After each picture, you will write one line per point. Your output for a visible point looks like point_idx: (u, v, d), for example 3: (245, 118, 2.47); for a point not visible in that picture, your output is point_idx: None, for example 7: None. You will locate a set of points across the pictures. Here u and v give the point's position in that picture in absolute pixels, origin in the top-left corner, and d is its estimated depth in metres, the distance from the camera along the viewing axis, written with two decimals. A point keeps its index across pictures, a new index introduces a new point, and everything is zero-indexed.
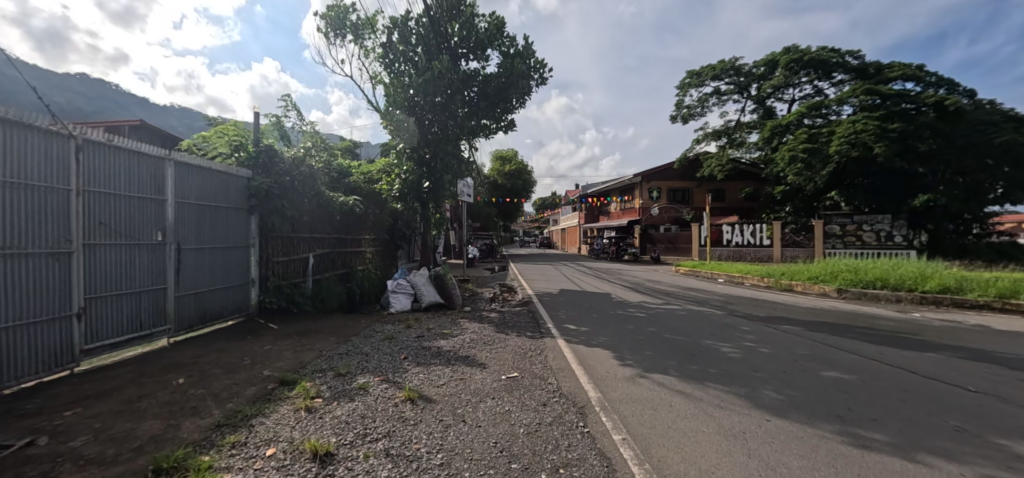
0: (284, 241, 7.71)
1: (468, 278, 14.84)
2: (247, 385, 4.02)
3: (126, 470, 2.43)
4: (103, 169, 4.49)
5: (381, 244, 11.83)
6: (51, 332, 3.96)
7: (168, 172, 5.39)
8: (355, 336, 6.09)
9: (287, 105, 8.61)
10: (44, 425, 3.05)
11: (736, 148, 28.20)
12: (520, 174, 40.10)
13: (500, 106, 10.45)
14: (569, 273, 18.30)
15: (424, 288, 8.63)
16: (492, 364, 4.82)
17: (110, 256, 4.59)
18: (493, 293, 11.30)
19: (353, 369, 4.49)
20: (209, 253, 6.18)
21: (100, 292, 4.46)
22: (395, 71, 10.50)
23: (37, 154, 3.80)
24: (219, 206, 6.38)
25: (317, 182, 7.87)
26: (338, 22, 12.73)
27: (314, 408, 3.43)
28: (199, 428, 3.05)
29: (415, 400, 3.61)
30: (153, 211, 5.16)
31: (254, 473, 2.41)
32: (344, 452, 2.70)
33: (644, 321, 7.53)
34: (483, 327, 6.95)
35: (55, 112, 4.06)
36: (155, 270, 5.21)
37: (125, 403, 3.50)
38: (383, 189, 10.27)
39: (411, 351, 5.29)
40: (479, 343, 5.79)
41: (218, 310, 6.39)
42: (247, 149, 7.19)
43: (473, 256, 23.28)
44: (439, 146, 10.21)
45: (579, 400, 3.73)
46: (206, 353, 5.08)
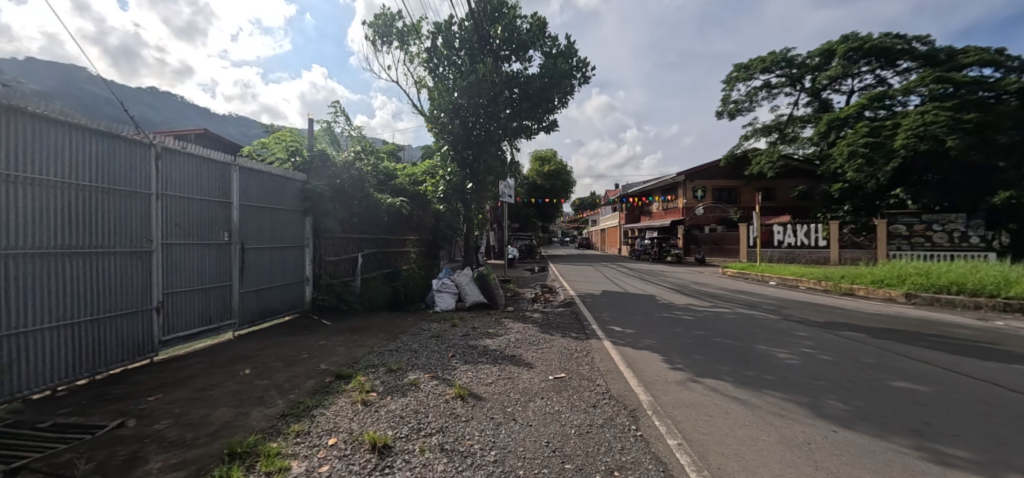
0: (335, 242, 8.07)
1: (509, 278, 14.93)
2: (306, 378, 4.23)
3: (204, 453, 2.64)
4: (178, 175, 4.88)
5: (424, 245, 12.13)
6: (134, 324, 4.34)
7: (234, 177, 5.77)
8: (404, 333, 6.29)
9: (337, 111, 8.99)
10: (131, 409, 3.35)
11: (788, 144, 26.72)
12: (559, 174, 39.68)
13: (543, 106, 10.44)
14: (610, 274, 18.11)
15: (468, 288, 8.78)
16: (539, 364, 4.82)
17: (185, 255, 4.99)
18: (535, 293, 11.34)
19: (404, 366, 4.63)
20: (269, 253, 6.56)
21: (176, 288, 4.85)
22: (439, 74, 10.73)
23: (122, 162, 4.19)
24: (278, 208, 6.75)
25: (366, 184, 8.18)
26: (384, 29, 13.16)
27: (369, 402, 3.56)
28: (266, 417, 3.25)
29: (466, 397, 3.68)
30: (220, 214, 5.55)
31: (319, 461, 2.57)
32: (400, 445, 2.79)
33: (691, 324, 7.31)
34: (527, 327, 6.97)
35: (138, 123, 4.45)
36: (223, 268, 5.59)
37: (198, 391, 3.78)
38: (428, 191, 10.59)
39: (458, 349, 5.38)
40: (525, 343, 5.81)
41: (277, 306, 6.78)
42: (302, 154, 7.61)
43: (514, 257, 23.31)
44: (482, 148, 10.24)
45: (629, 403, 3.67)
46: (266, 346, 5.40)
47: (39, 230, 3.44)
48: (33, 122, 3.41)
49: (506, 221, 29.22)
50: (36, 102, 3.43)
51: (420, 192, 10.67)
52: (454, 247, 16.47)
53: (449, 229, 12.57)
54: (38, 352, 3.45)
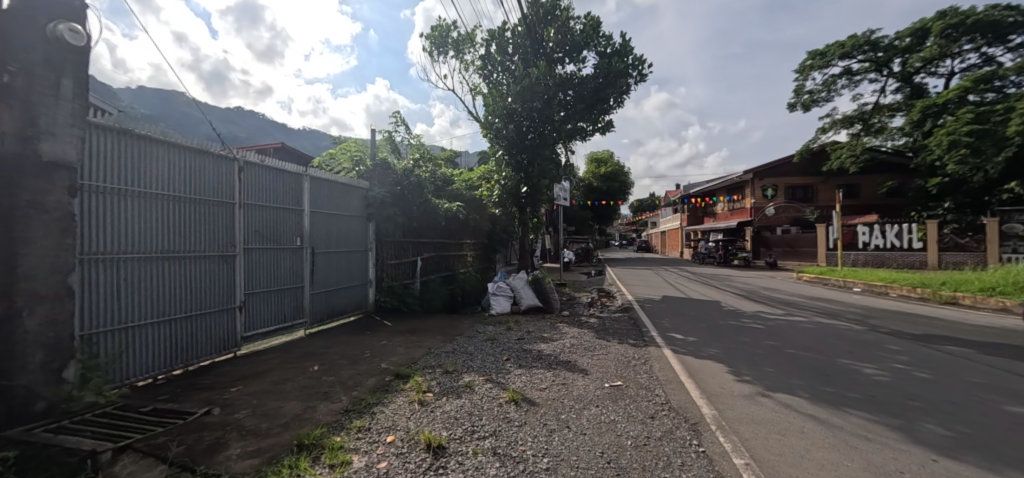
0: (396, 246, 8.45)
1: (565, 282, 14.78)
2: (368, 376, 4.44)
3: (277, 443, 2.85)
4: (257, 186, 5.34)
5: (480, 248, 12.35)
6: (221, 321, 4.81)
7: (305, 186, 6.22)
8: (460, 336, 6.43)
9: (397, 121, 9.44)
10: (217, 398, 3.70)
11: (874, 136, 24.03)
12: (616, 175, 38.74)
13: (597, 107, 10.29)
14: (671, 279, 17.38)
15: (523, 291, 8.81)
16: (594, 371, 4.70)
17: (263, 258, 5.45)
18: (591, 298, 11.14)
19: (459, 367, 4.72)
20: (336, 256, 6.98)
21: (255, 289, 5.31)
22: (493, 81, 10.91)
23: (210, 175, 4.66)
24: (344, 215, 7.17)
25: (424, 190, 8.49)
26: (441, 40, 13.64)
27: (426, 402, 3.66)
28: (331, 411, 3.44)
29: (519, 402, 3.67)
30: (293, 221, 6.00)
31: (378, 457, 2.68)
32: (454, 446, 2.83)
33: (761, 333, 6.79)
34: (582, 332, 6.85)
35: (224, 140, 4.93)
36: (296, 271, 6.04)
37: (273, 384, 4.10)
38: (483, 196, 10.80)
39: (513, 353, 5.40)
40: (581, 348, 5.71)
41: (343, 306, 7.21)
42: (365, 164, 8.12)
43: (570, 260, 23.03)
44: (536, 151, 10.23)
45: (690, 416, 3.47)
46: (333, 344, 5.75)
47: (142, 237, 3.91)
48: (138, 143, 3.88)
49: (561, 223, 29.03)
50: (140, 125, 3.91)
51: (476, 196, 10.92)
52: (510, 250, 16.61)
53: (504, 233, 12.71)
54: (143, 344, 3.93)
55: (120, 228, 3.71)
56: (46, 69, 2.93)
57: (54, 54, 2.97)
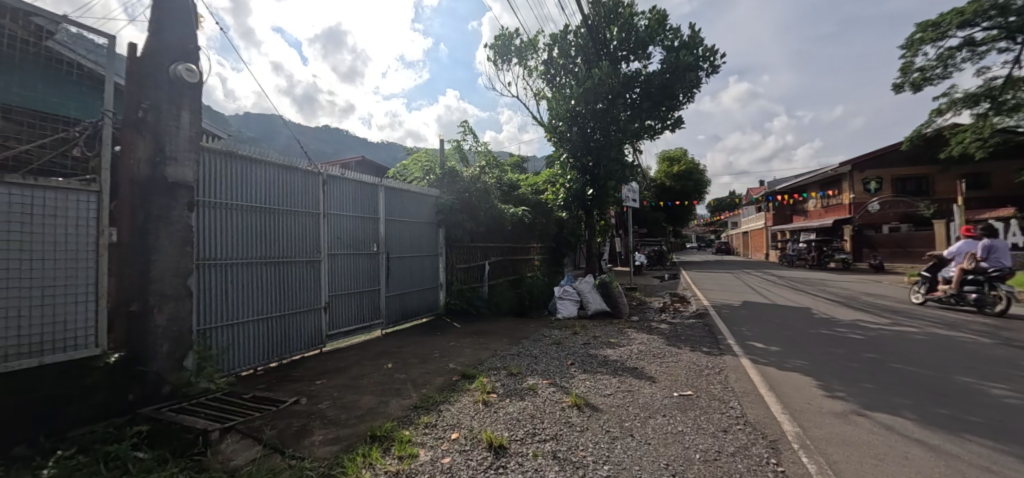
0: (464, 251, 8.75)
1: (636, 286, 14.26)
2: (437, 375, 4.64)
3: (354, 433, 3.09)
4: (339, 197, 5.85)
5: (546, 252, 12.35)
6: (310, 320, 5.32)
7: (380, 196, 6.68)
8: (525, 339, 6.48)
9: (465, 130, 9.81)
10: (305, 389, 4.11)
11: (1008, 115, 19.89)
12: (691, 174, 36.59)
13: (665, 104, 9.86)
14: (754, 283, 16.04)
15: (590, 295, 8.64)
16: (662, 379, 4.49)
17: (345, 263, 5.94)
18: (663, 303, 10.62)
19: (523, 370, 4.76)
20: (409, 261, 7.39)
21: (339, 291, 5.80)
22: (556, 85, 10.89)
23: (300, 188, 5.20)
24: (416, 222, 7.58)
25: (491, 196, 8.72)
26: (504, 48, 13.93)
27: (490, 402, 3.75)
28: (402, 407, 3.65)
29: (582, 407, 3.62)
30: (370, 228, 6.47)
31: (442, 453, 2.80)
32: (515, 447, 2.87)
33: (862, 345, 6.03)
34: (651, 338, 6.57)
35: (311, 157, 5.46)
36: (373, 274, 6.50)
37: (353, 379, 4.45)
38: (549, 200, 10.83)
39: (577, 357, 5.34)
40: (650, 355, 5.48)
41: (416, 308, 7.60)
42: (435, 173, 8.52)
43: (641, 264, 22.14)
44: (601, 153, 9.91)
45: (770, 432, 3.18)
46: (406, 344, 6.09)
47: (246, 245, 4.47)
48: (242, 163, 4.46)
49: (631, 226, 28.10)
50: (244, 148, 4.48)
51: (542, 201, 10.97)
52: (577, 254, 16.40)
53: (571, 236, 12.59)
54: (246, 339, 4.48)
55: (227, 237, 4.27)
56: (169, 103, 3.49)
57: (176, 90, 3.52)
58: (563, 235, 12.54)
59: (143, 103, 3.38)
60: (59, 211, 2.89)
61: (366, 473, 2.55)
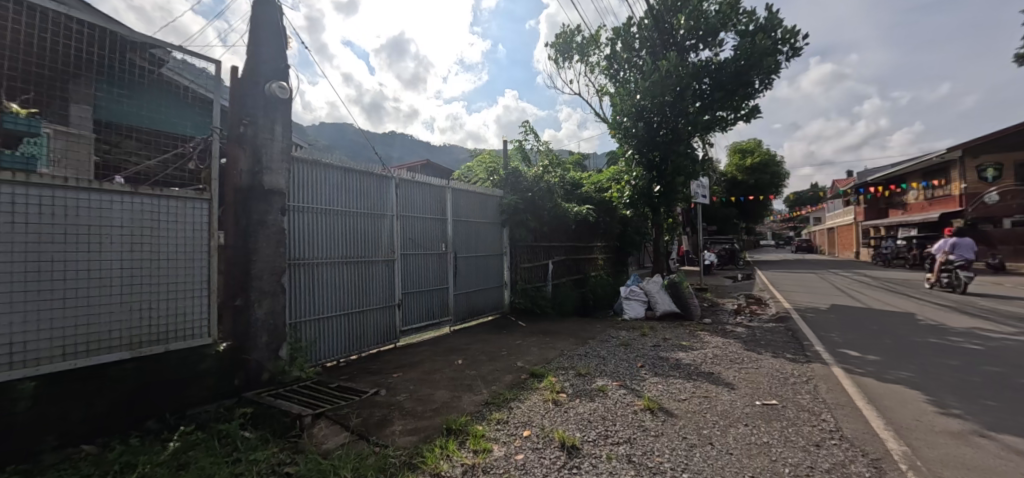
0: (528, 250, 8.82)
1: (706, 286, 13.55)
2: (506, 372, 4.73)
3: (430, 425, 3.24)
4: (410, 200, 6.15)
5: (610, 251, 12.10)
6: (384, 316, 5.63)
7: (448, 197, 6.91)
8: (592, 339, 6.40)
9: (526, 130, 9.86)
10: (384, 381, 4.37)
11: None
12: (766, 166, 33.94)
13: (739, 93, 9.26)
14: (843, 284, 14.57)
15: (658, 296, 8.34)
16: (742, 386, 4.23)
17: (416, 262, 6.23)
18: (738, 305, 9.99)
19: (592, 371, 4.70)
20: (475, 260, 7.58)
21: (410, 289, 6.09)
22: (620, 79, 10.59)
23: (375, 192, 5.53)
24: (481, 222, 7.75)
25: (554, 195, 8.71)
26: (566, 46, 13.83)
27: (559, 402, 3.75)
28: (474, 402, 3.76)
29: (655, 411, 3.50)
30: (438, 229, 6.72)
31: (515, 449, 2.84)
32: (588, 448, 2.85)
33: (984, 356, 5.26)
34: (727, 342, 6.21)
35: (385, 163, 5.79)
36: (441, 273, 6.75)
37: (426, 373, 4.66)
38: (614, 197, 10.60)
39: (648, 360, 5.17)
40: (727, 360, 5.18)
41: (482, 306, 7.76)
42: (499, 173, 8.62)
43: (711, 263, 20.95)
44: (669, 148, 9.46)
45: (870, 450, 2.88)
46: (475, 341, 6.27)
47: (329, 245, 4.84)
48: (326, 169, 4.84)
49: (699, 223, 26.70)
50: (327, 155, 4.85)
51: (606, 199, 10.77)
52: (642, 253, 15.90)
53: (636, 235, 12.24)
54: (330, 332, 4.84)
55: (313, 239, 4.65)
56: (265, 119, 3.87)
57: (270, 106, 3.90)
58: (627, 233, 12.22)
59: (244, 118, 3.78)
60: (180, 218, 3.24)
61: (444, 463, 2.66)
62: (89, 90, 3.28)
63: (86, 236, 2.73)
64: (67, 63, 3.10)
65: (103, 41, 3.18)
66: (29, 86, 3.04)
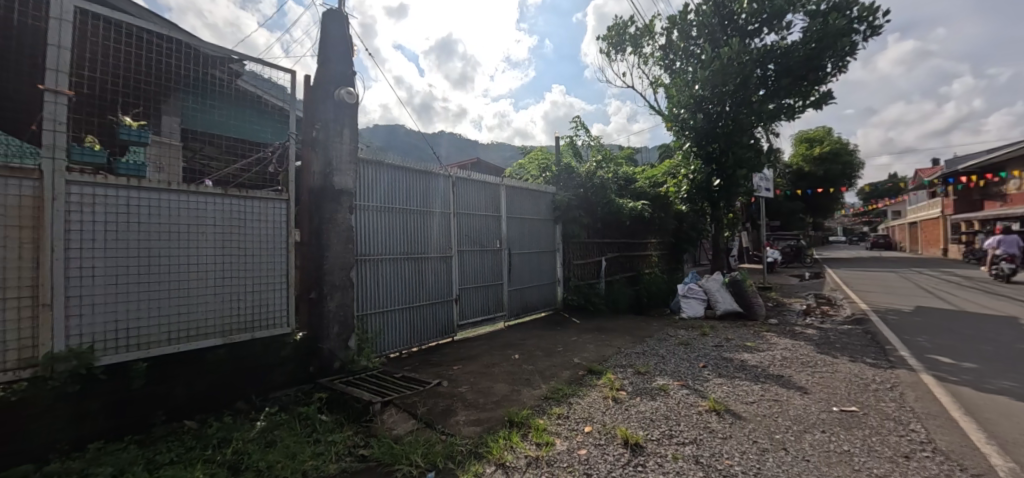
0: (581, 247, 8.78)
1: (770, 285, 12.82)
2: (563, 368, 4.75)
3: (493, 416, 3.34)
4: (466, 198, 6.31)
5: (666, 248, 11.77)
6: (443, 310, 5.84)
7: (501, 195, 7.02)
8: (649, 338, 6.28)
9: (578, 125, 9.79)
10: (445, 372, 4.54)
11: None
12: (836, 156, 31.37)
13: (809, 78, 8.66)
14: (930, 284, 13.21)
15: (718, 294, 8.03)
16: (817, 391, 3.99)
17: (472, 258, 6.39)
18: (806, 305, 9.38)
19: (652, 370, 4.63)
20: (528, 257, 7.64)
21: (467, 284, 6.27)
22: (676, 70, 10.23)
23: (434, 191, 5.73)
24: (534, 218, 7.80)
25: (608, 191, 8.59)
26: (618, 38, 13.55)
27: (620, 399, 3.72)
28: (534, 396, 3.82)
29: (722, 413, 3.40)
30: (493, 225, 6.84)
31: (578, 444, 2.87)
32: (652, 447, 2.81)
33: None
34: (797, 344, 5.86)
35: (442, 162, 5.98)
36: (496, 270, 6.87)
37: (484, 367, 4.78)
38: (670, 192, 10.28)
39: (710, 360, 5.00)
40: (798, 363, 4.90)
41: (535, 302, 7.83)
42: (551, 170, 8.68)
43: (775, 261, 19.77)
44: (729, 139, 9.00)
45: (970, 465, 2.63)
46: (530, 337, 6.34)
47: (392, 242, 5.10)
48: (388, 170, 5.09)
49: (761, 218, 25.19)
50: (390, 157, 5.10)
51: (661, 194, 10.47)
52: (699, 250, 15.31)
53: (693, 231, 11.80)
54: (393, 324, 5.10)
55: (377, 237, 4.91)
56: (335, 123, 4.12)
57: (340, 112, 4.15)
58: (684, 230, 11.81)
59: (316, 124, 4.06)
60: (263, 217, 3.52)
61: (508, 454, 2.73)
62: (176, 104, 3.47)
63: (187, 234, 3.05)
64: (167, 79, 3.31)
65: (194, 58, 3.45)
66: (140, 101, 3.20)
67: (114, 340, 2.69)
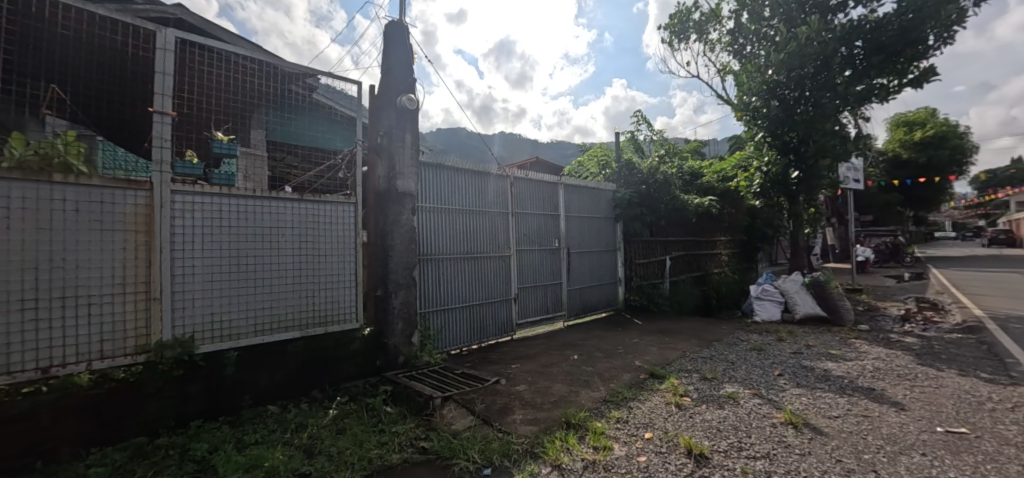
0: (643, 245, 8.49)
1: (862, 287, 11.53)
2: (623, 371, 4.61)
3: (550, 417, 3.32)
4: (524, 197, 6.34)
5: (738, 246, 11.02)
6: (502, 309, 5.92)
7: (560, 193, 6.97)
8: (718, 342, 5.91)
9: (639, 119, 9.46)
10: (503, 370, 4.60)
11: None
12: (944, 139, 27.38)
13: (906, 53, 7.66)
14: None
15: (797, 297, 7.38)
16: (919, 407, 3.52)
17: (531, 257, 6.41)
18: (906, 310, 8.32)
19: (720, 376, 4.35)
20: (588, 256, 7.51)
21: (526, 283, 6.30)
22: (747, 55, 9.51)
23: (492, 191, 5.82)
24: (594, 216, 7.66)
25: (672, 186, 8.20)
26: (682, 26, 12.89)
27: (684, 406, 3.54)
28: (593, 398, 3.75)
29: (800, 427, 3.11)
30: (551, 224, 6.80)
31: (637, 450, 2.77)
32: (719, 459, 2.64)
33: None
34: (894, 354, 5.22)
35: (501, 162, 6.06)
36: (555, 269, 6.83)
37: (542, 366, 4.78)
38: (741, 187, 9.62)
39: (788, 368, 4.60)
40: (896, 375, 4.35)
41: (595, 302, 7.68)
42: (611, 167, 8.49)
43: (867, 259, 17.73)
44: (810, 127, 8.19)
45: None
46: (590, 337, 6.22)
47: (452, 241, 5.25)
48: (449, 172, 5.26)
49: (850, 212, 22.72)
50: (450, 159, 5.26)
51: (731, 188, 9.81)
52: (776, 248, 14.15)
53: (769, 228, 10.93)
54: (454, 322, 5.26)
55: (439, 237, 5.09)
56: (398, 129, 4.32)
57: (402, 118, 4.35)
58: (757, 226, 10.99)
59: (381, 131, 4.28)
60: (334, 220, 3.78)
61: (564, 456, 2.71)
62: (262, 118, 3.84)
63: (270, 237, 3.35)
64: (252, 98, 3.64)
65: (277, 77, 3.72)
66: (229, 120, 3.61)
67: (211, 331, 3.03)
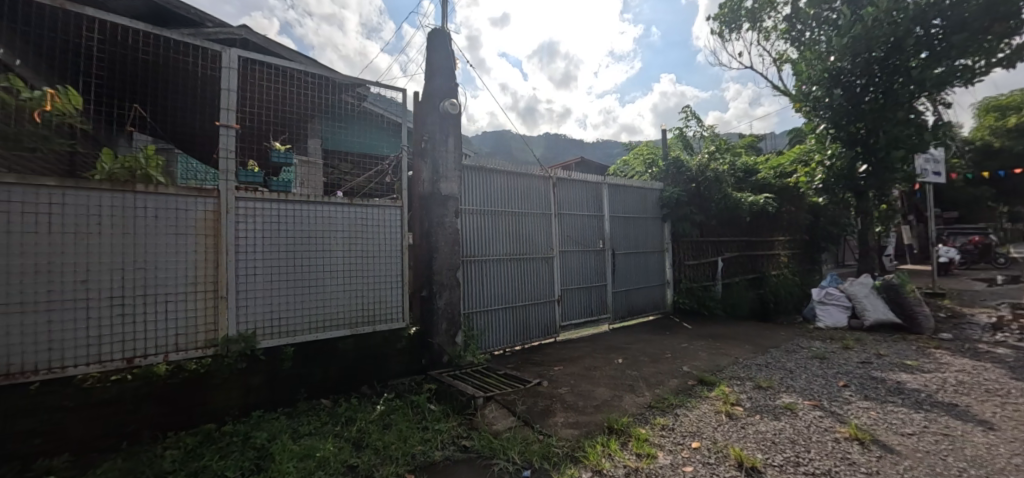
0: (693, 245, 8.16)
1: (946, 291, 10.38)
2: (670, 376, 4.45)
3: (591, 421, 3.27)
4: (567, 197, 6.29)
5: (798, 246, 10.30)
6: (545, 310, 5.90)
7: (603, 193, 6.84)
8: (776, 348, 5.55)
9: (688, 115, 9.13)
10: (546, 372, 4.59)
11: None
12: None
13: (993, 30, 6.83)
14: None
15: (866, 301, 6.79)
16: (1014, 427, 3.12)
17: (574, 259, 6.35)
18: (1000, 318, 7.40)
19: (776, 385, 4.08)
20: (633, 257, 7.32)
21: (569, 285, 6.24)
22: (805, 41, 8.88)
23: (535, 192, 5.83)
24: (639, 216, 7.45)
25: (723, 184, 7.81)
26: (733, 15, 12.29)
27: (735, 415, 3.36)
28: (637, 404, 3.65)
29: (867, 443, 2.86)
30: (595, 225, 6.69)
31: (683, 460, 2.67)
32: (773, 473, 2.48)
33: None
34: (984, 366, 4.66)
35: (543, 163, 6.06)
36: (599, 270, 6.71)
37: (585, 369, 4.71)
38: (801, 183, 9.12)
39: (855, 379, 4.24)
40: (986, 390, 3.88)
41: (642, 305, 7.47)
42: (658, 165, 8.26)
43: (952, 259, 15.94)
44: (879, 116, 7.59)
45: None
46: (635, 341, 6.05)
47: (495, 243, 5.31)
48: (491, 174, 5.32)
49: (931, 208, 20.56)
50: (492, 161, 5.32)
51: (790, 184, 9.20)
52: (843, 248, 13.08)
53: (834, 226, 10.12)
54: (497, 322, 5.31)
55: (482, 238, 5.16)
56: (441, 134, 4.43)
57: (445, 123, 4.46)
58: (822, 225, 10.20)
59: (424, 136, 4.41)
60: (381, 223, 3.93)
61: (606, 462, 2.65)
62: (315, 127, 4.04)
63: (322, 239, 3.54)
64: (306, 109, 3.85)
65: (328, 87, 3.92)
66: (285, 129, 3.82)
67: (270, 328, 3.25)
